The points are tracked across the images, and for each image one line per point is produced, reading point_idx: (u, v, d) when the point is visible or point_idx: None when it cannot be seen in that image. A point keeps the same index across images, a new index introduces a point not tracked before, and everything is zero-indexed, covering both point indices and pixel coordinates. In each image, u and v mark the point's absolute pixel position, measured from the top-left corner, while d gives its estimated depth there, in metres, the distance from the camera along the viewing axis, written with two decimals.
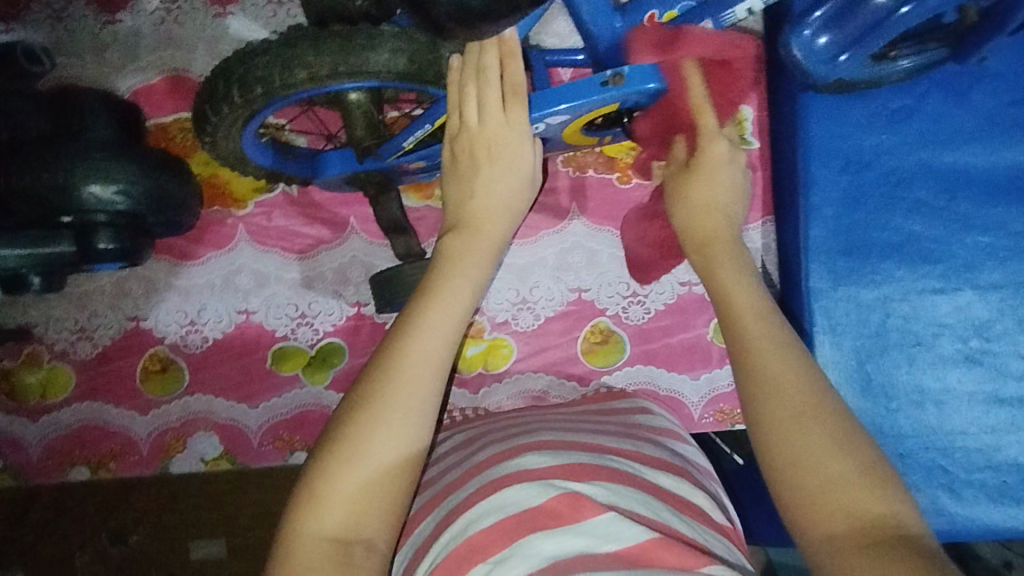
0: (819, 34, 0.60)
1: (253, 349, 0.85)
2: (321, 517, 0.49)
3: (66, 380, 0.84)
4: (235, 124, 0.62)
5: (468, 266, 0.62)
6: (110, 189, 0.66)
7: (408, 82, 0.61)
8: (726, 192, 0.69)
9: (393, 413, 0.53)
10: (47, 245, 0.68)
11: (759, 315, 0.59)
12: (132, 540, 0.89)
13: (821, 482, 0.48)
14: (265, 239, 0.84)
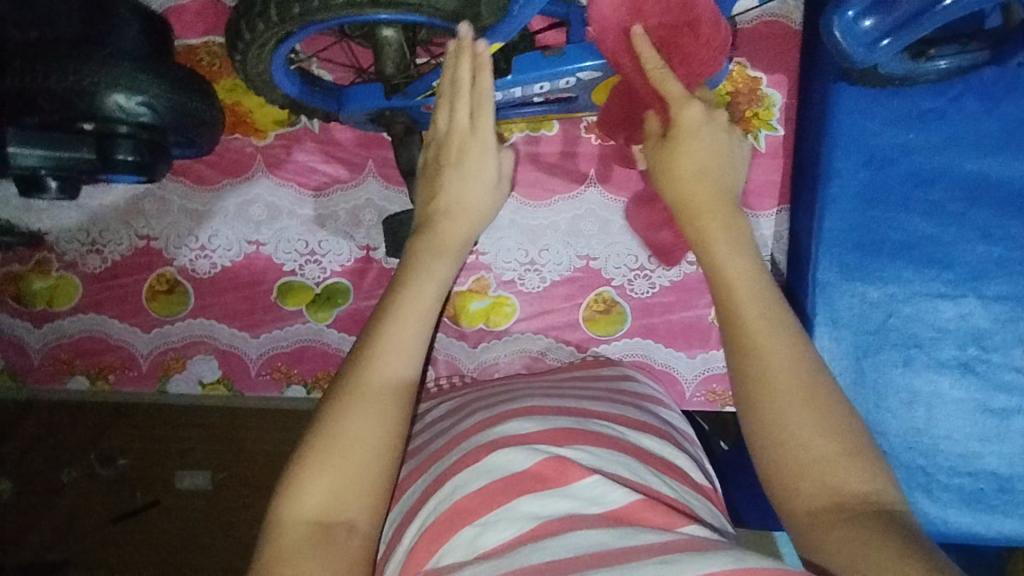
0: (864, 16, 0.60)
1: (260, 281, 0.85)
2: (301, 502, 0.48)
3: (73, 290, 0.85)
4: (266, 45, 0.62)
5: (443, 255, 0.62)
6: (135, 99, 0.66)
7: (449, 20, 0.59)
8: (706, 168, 0.61)
9: (363, 400, 0.52)
10: (65, 150, 0.68)
11: (754, 292, 0.55)
12: (121, 464, 0.91)
13: (805, 459, 0.48)
14: (282, 172, 0.84)
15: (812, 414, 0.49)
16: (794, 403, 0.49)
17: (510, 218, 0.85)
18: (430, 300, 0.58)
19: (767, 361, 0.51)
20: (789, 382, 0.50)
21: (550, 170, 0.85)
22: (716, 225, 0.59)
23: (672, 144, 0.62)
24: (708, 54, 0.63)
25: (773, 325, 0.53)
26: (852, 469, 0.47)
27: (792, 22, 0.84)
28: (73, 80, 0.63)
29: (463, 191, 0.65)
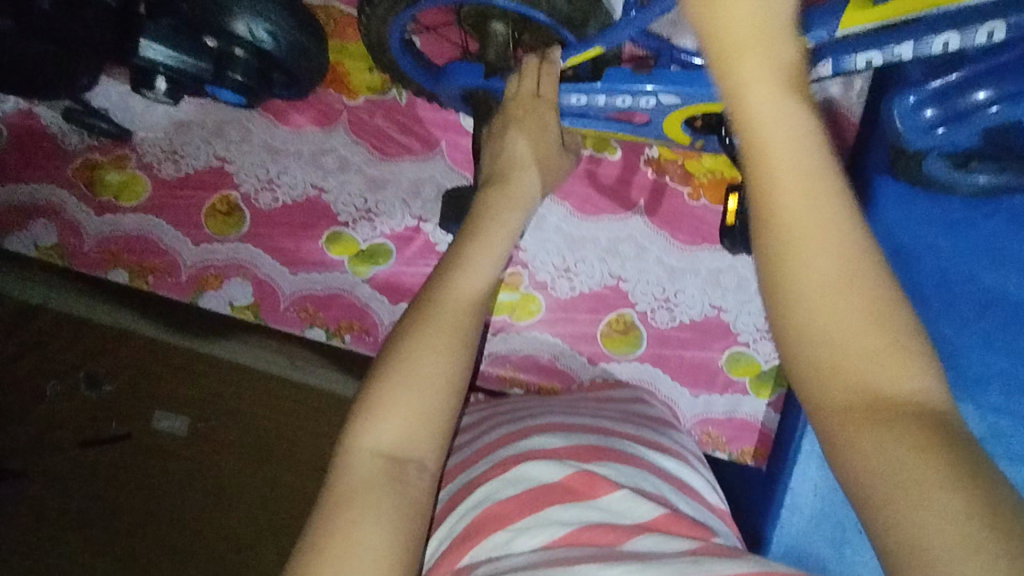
0: (926, 107, 0.67)
1: (313, 224, 0.90)
2: (373, 436, 0.55)
3: (141, 190, 0.91)
4: (394, 9, 0.70)
5: (508, 216, 0.68)
6: (260, 27, 0.73)
7: (557, 22, 0.70)
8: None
9: (430, 347, 0.58)
10: (188, 56, 0.74)
11: (792, 124, 0.38)
12: (106, 388, 0.95)
13: (845, 358, 0.37)
14: (361, 132, 0.91)
15: (860, 298, 0.37)
16: (843, 284, 0.37)
17: (556, 224, 0.90)
18: (492, 257, 0.65)
19: (800, 238, 0.37)
20: (839, 270, 0.37)
21: (603, 191, 0.91)
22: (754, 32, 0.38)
23: None
24: None
25: (816, 175, 0.37)
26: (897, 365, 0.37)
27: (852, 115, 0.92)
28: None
29: (527, 166, 0.72)
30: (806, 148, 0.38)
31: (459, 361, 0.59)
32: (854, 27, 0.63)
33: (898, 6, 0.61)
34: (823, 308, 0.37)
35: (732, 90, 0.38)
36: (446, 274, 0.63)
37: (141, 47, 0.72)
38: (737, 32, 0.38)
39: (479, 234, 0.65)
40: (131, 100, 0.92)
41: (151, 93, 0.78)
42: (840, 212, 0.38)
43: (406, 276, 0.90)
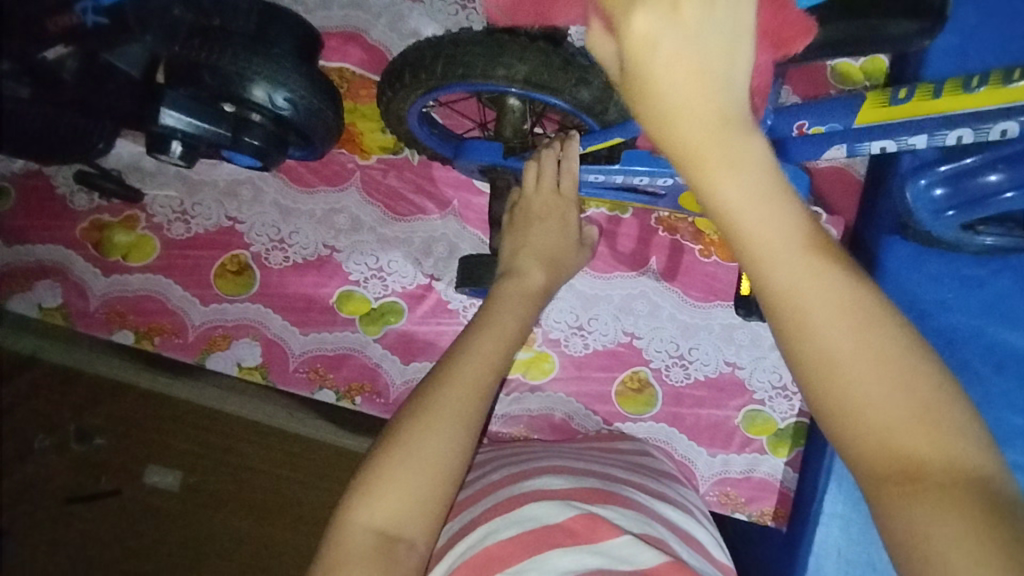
0: (936, 186, 0.71)
1: (325, 283, 0.90)
2: (369, 512, 0.53)
3: (150, 250, 0.90)
4: (418, 92, 0.74)
5: (519, 304, 0.70)
6: (281, 95, 0.76)
7: (577, 108, 0.72)
8: (708, 69, 0.39)
9: (433, 427, 0.57)
10: (209, 123, 0.74)
11: (793, 248, 0.40)
12: (94, 443, 0.89)
13: (865, 433, 0.40)
14: (374, 192, 0.92)
15: (875, 368, 0.40)
16: (863, 375, 0.40)
17: (569, 282, 0.90)
18: (503, 345, 0.65)
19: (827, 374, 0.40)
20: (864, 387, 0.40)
21: (616, 249, 0.91)
22: (729, 178, 0.39)
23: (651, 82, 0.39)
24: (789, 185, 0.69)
25: (824, 279, 0.40)
26: (906, 421, 0.39)
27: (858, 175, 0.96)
28: (235, 65, 0.73)
29: (548, 258, 0.75)
30: (801, 264, 0.40)
31: (463, 445, 0.57)
32: (871, 123, 0.66)
33: (914, 106, 0.64)
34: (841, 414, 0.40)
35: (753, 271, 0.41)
36: (461, 358, 0.62)
37: (162, 116, 0.72)
38: (747, 219, 0.40)
39: (494, 321, 0.67)
40: (143, 160, 0.92)
41: (164, 156, 0.78)
42: (841, 318, 0.40)
43: (418, 334, 0.89)
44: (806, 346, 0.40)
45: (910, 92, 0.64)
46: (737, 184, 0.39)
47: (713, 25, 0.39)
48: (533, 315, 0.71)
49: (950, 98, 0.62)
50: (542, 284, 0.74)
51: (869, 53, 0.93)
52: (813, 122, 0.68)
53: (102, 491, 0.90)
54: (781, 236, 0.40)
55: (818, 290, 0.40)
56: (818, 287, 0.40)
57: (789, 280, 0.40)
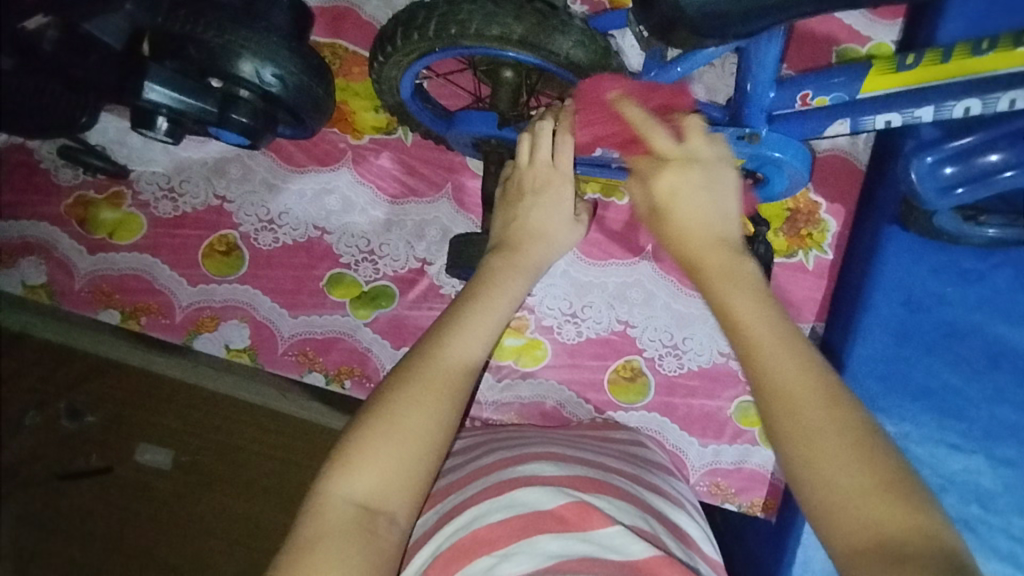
0: (944, 164, 0.68)
1: (315, 265, 0.88)
2: (348, 484, 0.52)
3: (137, 228, 0.88)
4: (410, 54, 0.71)
5: (510, 278, 0.67)
6: (269, 71, 0.73)
7: (575, 73, 0.70)
8: (705, 218, 0.58)
9: (416, 399, 0.56)
10: (189, 97, 0.73)
11: (802, 364, 0.50)
12: (87, 420, 0.92)
13: (821, 472, 0.47)
14: (366, 173, 0.90)
15: (858, 458, 0.46)
16: (786, 386, 0.49)
17: (563, 269, 0.89)
18: (492, 321, 0.63)
19: (787, 392, 0.49)
20: (817, 416, 0.48)
21: (612, 235, 0.90)
22: (730, 289, 0.55)
23: (671, 164, 0.61)
24: (792, 159, 0.69)
25: (819, 387, 0.49)
26: (890, 509, 0.45)
27: (859, 161, 0.91)
28: (220, 38, 0.70)
29: (544, 235, 0.71)
30: (761, 305, 0.53)
31: (444, 422, 0.56)
32: (876, 90, 0.67)
33: (922, 72, 0.64)
34: (790, 406, 0.48)
35: (719, 306, 0.55)
36: (449, 334, 0.60)
37: (145, 90, 0.71)
38: (700, 254, 0.57)
39: (484, 299, 0.64)
40: (129, 136, 0.90)
41: (150, 133, 0.77)
42: (784, 348, 0.51)
43: (409, 319, 0.88)
44: (806, 439, 0.48)
45: (917, 57, 0.64)
46: (696, 234, 0.58)
47: (717, 182, 0.60)
48: (524, 291, 0.68)
49: (958, 62, 0.62)
50: (540, 261, 0.70)
51: (875, 38, 0.90)
52: (817, 91, 0.68)
53: (93, 467, 0.92)
54: (786, 348, 0.51)
55: (767, 325, 0.52)
56: (786, 337, 0.51)
57: (782, 368, 0.49)
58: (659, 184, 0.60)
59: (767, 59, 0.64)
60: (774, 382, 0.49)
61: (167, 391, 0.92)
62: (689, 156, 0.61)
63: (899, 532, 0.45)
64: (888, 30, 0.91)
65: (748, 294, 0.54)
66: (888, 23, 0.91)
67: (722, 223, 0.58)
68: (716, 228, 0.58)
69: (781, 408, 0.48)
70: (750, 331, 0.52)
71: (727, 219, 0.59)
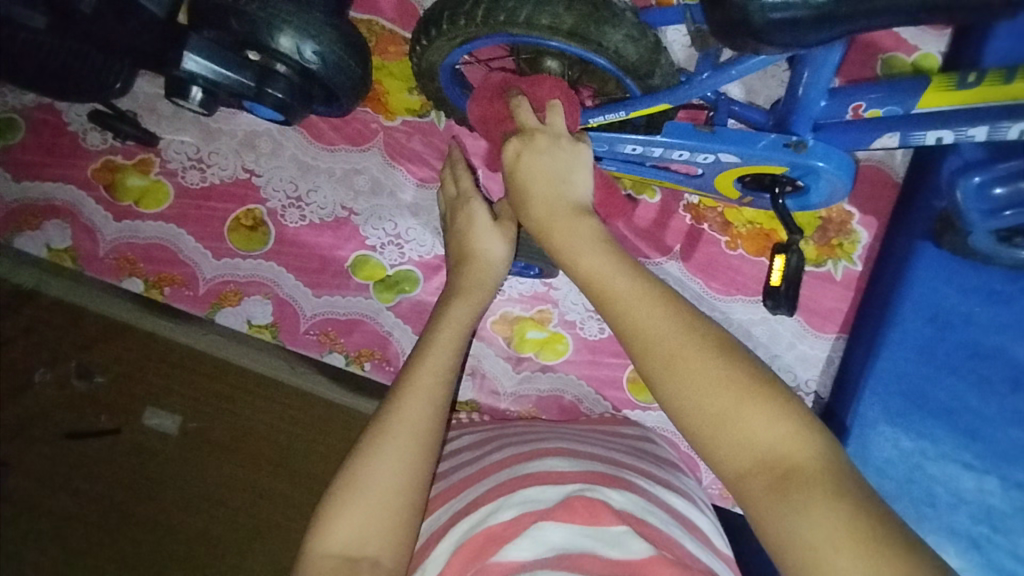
0: (994, 184, 0.67)
1: (340, 246, 0.88)
2: (327, 538, 0.55)
3: (163, 197, 0.88)
4: (454, 41, 0.70)
5: (466, 303, 0.69)
6: (309, 47, 0.72)
7: (623, 68, 0.68)
8: (558, 185, 0.66)
9: (386, 455, 0.58)
10: (231, 71, 0.72)
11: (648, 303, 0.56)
12: (96, 380, 0.94)
13: (711, 415, 0.51)
14: (396, 155, 0.89)
15: (739, 393, 0.51)
16: (661, 336, 0.54)
17: None
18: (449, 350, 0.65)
19: (650, 343, 0.54)
20: (689, 362, 0.53)
21: (640, 234, 0.89)
22: (566, 233, 0.63)
23: (532, 135, 0.67)
24: (838, 169, 0.68)
25: (678, 328, 0.54)
26: (759, 422, 0.50)
27: (896, 175, 0.90)
28: (263, 11, 0.70)
29: (484, 257, 0.72)
30: (641, 291, 0.57)
31: (405, 466, 0.58)
32: (933, 107, 0.66)
33: (984, 91, 0.63)
34: (668, 364, 0.53)
35: (585, 282, 0.60)
36: (401, 381, 0.63)
37: (183, 60, 0.70)
38: (540, 216, 0.65)
39: (433, 344, 0.65)
40: (160, 103, 0.88)
41: (182, 102, 0.75)
42: (648, 305, 0.56)
43: (432, 305, 0.87)
44: (682, 390, 0.52)
45: (980, 76, 0.63)
46: (542, 186, 0.66)
47: (560, 151, 0.67)
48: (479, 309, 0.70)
49: (1021, 84, 0.61)
50: (490, 278, 0.71)
51: (922, 48, 0.89)
52: (872, 105, 0.68)
53: (101, 428, 0.94)
54: (645, 300, 0.56)
55: (618, 283, 0.58)
56: (643, 294, 0.57)
57: (635, 317, 0.56)
58: (519, 163, 0.67)
59: (824, 67, 0.63)
60: (639, 339, 0.55)
61: (177, 355, 0.91)
62: (545, 130, 0.67)
63: (778, 447, 0.49)
64: (936, 41, 0.89)
65: (605, 258, 0.60)
66: (937, 33, 0.89)
67: (572, 179, 0.66)
68: (561, 187, 0.66)
69: (659, 368, 0.53)
70: (610, 283, 0.58)
71: (573, 177, 0.66)
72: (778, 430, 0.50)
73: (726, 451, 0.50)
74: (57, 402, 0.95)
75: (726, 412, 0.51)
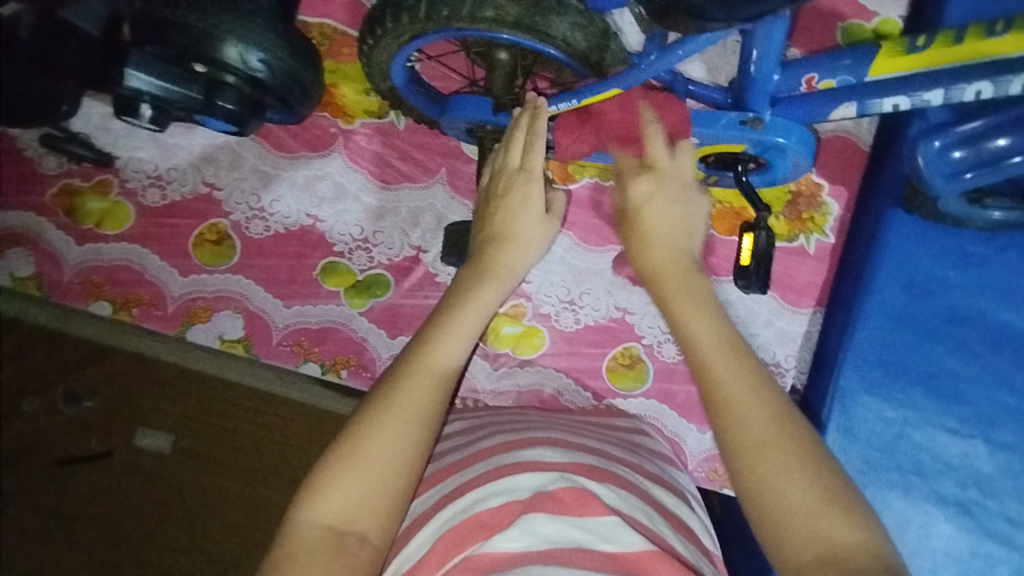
0: (953, 149, 0.67)
1: (307, 254, 0.87)
2: (318, 507, 0.50)
3: (125, 218, 0.86)
4: (400, 38, 0.69)
5: (491, 281, 0.65)
6: (254, 56, 0.71)
7: (572, 56, 0.67)
8: (669, 235, 0.64)
9: (390, 420, 0.54)
10: (176, 85, 0.71)
11: (747, 373, 0.54)
12: (85, 405, 0.94)
13: (772, 494, 0.49)
14: (358, 158, 0.88)
15: (800, 467, 0.49)
16: (767, 413, 0.52)
17: (560, 255, 0.88)
18: (469, 327, 0.61)
19: (735, 403, 0.52)
20: (768, 437, 0.51)
21: (611, 221, 0.89)
22: (679, 292, 0.60)
23: (645, 204, 0.65)
24: (797, 144, 0.67)
25: (760, 400, 0.52)
26: (826, 518, 0.47)
27: (863, 143, 0.89)
28: (204, 22, 0.69)
29: (518, 240, 0.68)
30: (724, 332, 0.57)
31: (414, 439, 0.54)
32: (885, 74, 0.65)
33: (935, 54, 0.62)
34: (753, 448, 0.50)
35: (681, 325, 0.58)
36: (417, 348, 0.58)
37: (126, 77, 0.69)
38: (657, 264, 0.63)
39: (455, 314, 0.61)
40: (114, 123, 0.87)
41: (133, 121, 0.74)
42: (735, 364, 0.54)
43: (405, 308, 0.86)
44: (758, 461, 0.50)
45: (928, 39, 0.63)
46: (655, 238, 0.64)
47: (682, 207, 0.65)
48: (501, 293, 0.65)
49: (971, 45, 0.60)
50: (518, 265, 0.67)
51: (881, 14, 0.88)
52: (823, 75, 0.67)
53: (93, 452, 0.93)
54: (738, 364, 0.54)
55: (716, 330, 0.57)
56: (734, 345, 0.56)
57: (736, 398, 0.52)
58: (633, 191, 0.66)
59: (772, 41, 0.62)
60: (726, 397, 0.53)
61: (169, 375, 0.93)
62: (669, 169, 0.66)
63: (837, 536, 0.46)
64: (894, 5, 0.88)
65: (712, 308, 0.59)
66: None
67: (679, 235, 0.64)
68: (662, 236, 0.64)
69: (741, 436, 0.51)
70: (701, 342, 0.56)
71: (681, 233, 0.64)
72: (815, 518, 0.47)
73: (775, 529, 0.48)
74: (41, 428, 0.94)
75: (786, 483, 0.49)
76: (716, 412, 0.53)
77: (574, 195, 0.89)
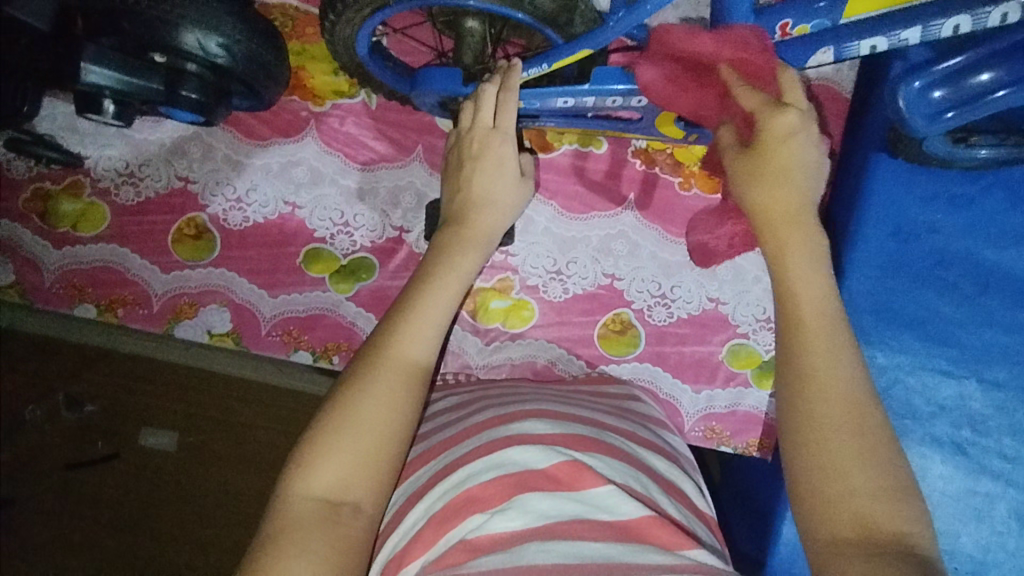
0: (933, 88, 0.66)
1: (288, 242, 0.86)
2: (311, 479, 0.50)
3: (100, 218, 0.85)
4: (362, 11, 0.67)
5: (468, 248, 0.64)
6: (214, 41, 0.69)
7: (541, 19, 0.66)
8: (806, 177, 0.56)
9: (377, 389, 0.53)
10: (137, 78, 0.69)
11: (829, 348, 0.50)
12: (87, 409, 0.94)
13: (823, 466, 0.47)
14: (332, 141, 0.86)
15: (860, 454, 0.47)
16: (841, 384, 0.49)
17: (544, 225, 0.87)
18: (450, 292, 0.60)
19: (819, 368, 0.49)
20: (840, 413, 0.48)
21: (593, 187, 0.88)
22: (798, 241, 0.54)
23: (762, 145, 0.57)
24: None
25: (839, 373, 0.49)
26: (877, 506, 0.45)
27: (843, 90, 0.88)
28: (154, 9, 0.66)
29: (489, 202, 0.68)
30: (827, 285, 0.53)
31: (403, 405, 0.53)
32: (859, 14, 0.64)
33: None
34: (813, 414, 0.48)
35: (781, 264, 0.54)
36: (398, 314, 0.58)
37: (84, 73, 0.66)
38: (779, 205, 0.56)
39: (435, 280, 0.60)
40: (79, 122, 0.85)
41: (98, 118, 0.73)
42: (830, 329, 0.51)
43: (391, 290, 0.86)
44: (815, 426, 0.48)
45: None
46: (792, 186, 0.56)
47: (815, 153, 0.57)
48: (480, 262, 0.64)
49: None
50: (493, 229, 0.67)
51: None
52: (798, 21, 0.64)
53: (98, 455, 0.94)
54: (830, 331, 0.51)
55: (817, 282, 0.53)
56: (828, 302, 0.52)
57: (819, 365, 0.49)
58: (770, 127, 0.57)
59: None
60: (810, 358, 0.50)
61: (164, 373, 0.93)
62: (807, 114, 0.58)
63: (883, 526, 0.45)
64: None
65: (815, 254, 0.54)
66: None
67: (811, 181, 0.56)
68: (802, 191, 0.56)
69: (807, 399, 0.49)
70: (796, 285, 0.53)
71: (813, 179, 0.57)
72: (868, 501, 0.46)
73: (820, 505, 0.46)
74: (44, 436, 0.95)
75: (838, 462, 0.47)
76: (789, 371, 0.50)
77: (554, 163, 0.88)
